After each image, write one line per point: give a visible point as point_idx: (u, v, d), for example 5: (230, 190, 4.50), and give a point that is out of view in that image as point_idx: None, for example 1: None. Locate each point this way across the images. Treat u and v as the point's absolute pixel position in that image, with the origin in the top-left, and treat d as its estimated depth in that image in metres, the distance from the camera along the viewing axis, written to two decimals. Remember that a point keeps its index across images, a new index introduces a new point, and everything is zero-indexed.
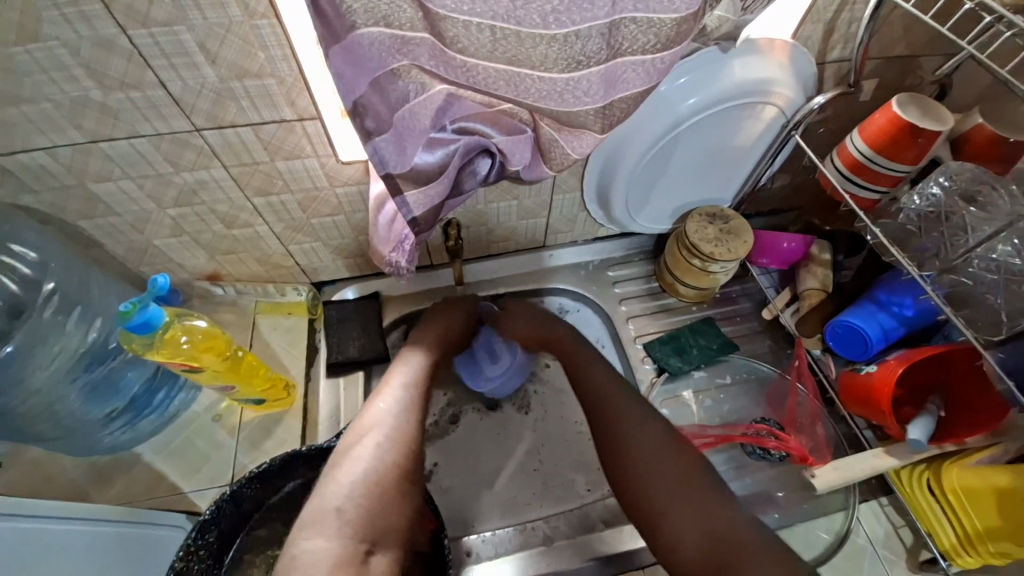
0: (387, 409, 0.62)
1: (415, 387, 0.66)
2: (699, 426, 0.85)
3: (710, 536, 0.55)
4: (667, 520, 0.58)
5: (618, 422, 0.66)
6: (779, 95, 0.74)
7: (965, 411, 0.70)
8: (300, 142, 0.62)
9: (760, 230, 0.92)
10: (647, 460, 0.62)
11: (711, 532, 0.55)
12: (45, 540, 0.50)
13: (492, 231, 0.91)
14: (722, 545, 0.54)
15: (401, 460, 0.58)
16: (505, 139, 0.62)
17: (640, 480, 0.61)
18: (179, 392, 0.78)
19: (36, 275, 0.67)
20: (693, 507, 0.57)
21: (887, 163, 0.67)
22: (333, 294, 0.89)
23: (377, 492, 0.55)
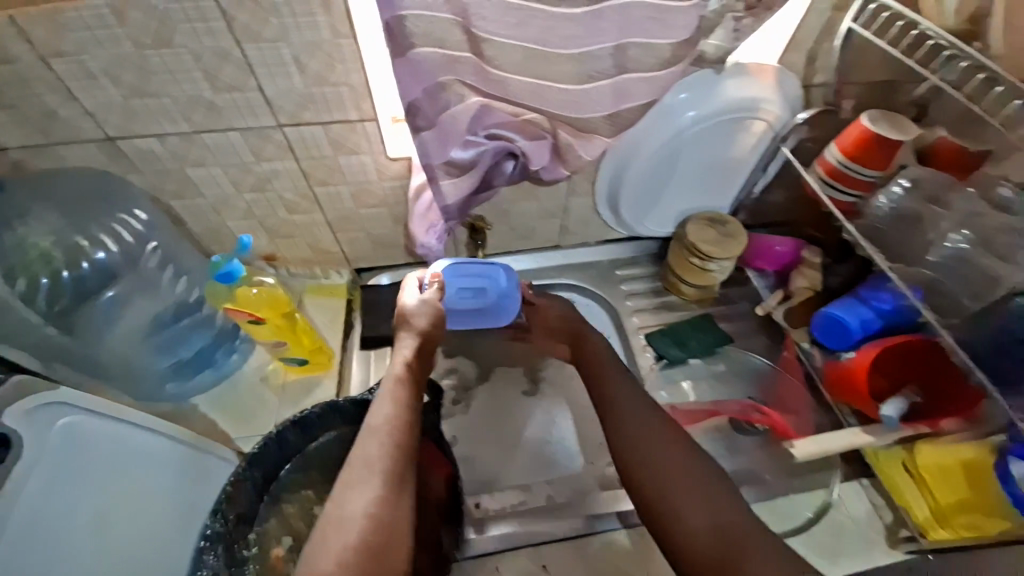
0: (364, 493, 0.57)
1: (392, 447, 0.61)
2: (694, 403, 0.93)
3: (713, 532, 0.63)
4: (676, 499, 0.66)
5: (642, 444, 0.72)
6: (768, 112, 0.84)
7: (944, 401, 0.76)
8: (358, 140, 0.75)
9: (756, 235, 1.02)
10: (681, 475, 0.68)
11: (717, 528, 0.63)
12: (125, 445, 0.64)
13: (514, 229, 1.02)
14: (726, 538, 0.62)
15: (371, 542, 0.54)
16: (528, 143, 0.74)
17: (679, 506, 0.66)
18: (236, 353, 0.89)
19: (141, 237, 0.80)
20: (753, 556, 0.60)
21: (861, 169, 0.75)
22: (370, 279, 1.00)
23: (358, 574, 0.52)
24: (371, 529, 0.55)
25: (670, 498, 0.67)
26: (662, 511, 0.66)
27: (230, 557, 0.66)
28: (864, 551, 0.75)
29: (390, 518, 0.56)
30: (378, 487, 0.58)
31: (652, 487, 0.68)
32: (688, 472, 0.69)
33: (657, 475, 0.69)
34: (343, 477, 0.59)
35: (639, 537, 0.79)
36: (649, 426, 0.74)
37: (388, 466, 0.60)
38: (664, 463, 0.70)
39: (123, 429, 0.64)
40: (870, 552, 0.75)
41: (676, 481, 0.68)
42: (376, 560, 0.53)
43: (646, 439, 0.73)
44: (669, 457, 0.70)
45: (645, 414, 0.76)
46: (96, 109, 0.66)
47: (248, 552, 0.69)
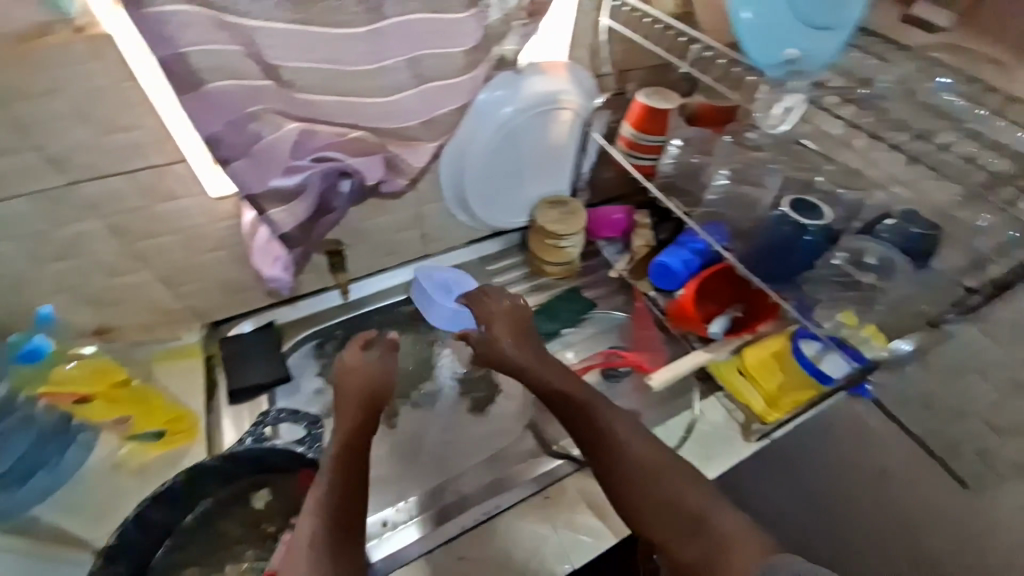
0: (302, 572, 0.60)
1: (325, 526, 0.64)
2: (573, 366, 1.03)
3: (694, 541, 0.66)
4: (651, 513, 0.69)
5: (625, 464, 0.73)
6: (569, 101, 0.95)
7: (755, 312, 0.96)
8: (172, 185, 0.72)
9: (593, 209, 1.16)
10: (658, 506, 0.69)
11: (694, 535, 0.66)
12: None
13: (376, 247, 1.03)
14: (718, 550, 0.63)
15: None
16: (357, 160, 0.76)
17: (653, 522, 0.69)
18: (73, 447, 0.77)
19: None
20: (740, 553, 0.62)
21: (646, 137, 0.89)
22: (230, 329, 0.94)
23: None
24: None
25: (648, 507, 0.69)
26: (670, 528, 0.68)
27: None
28: (730, 450, 0.87)
29: None
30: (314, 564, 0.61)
31: (638, 496, 0.70)
32: (663, 488, 0.70)
33: (644, 491, 0.70)
34: (288, 559, 0.63)
35: (542, 500, 0.83)
36: (644, 452, 0.73)
37: (324, 536, 0.64)
38: (648, 483, 0.71)
39: None
40: (735, 449, 0.87)
41: (667, 508, 0.69)
42: None
43: (630, 462, 0.73)
44: (659, 483, 0.70)
45: (640, 444, 0.74)
46: None
47: None
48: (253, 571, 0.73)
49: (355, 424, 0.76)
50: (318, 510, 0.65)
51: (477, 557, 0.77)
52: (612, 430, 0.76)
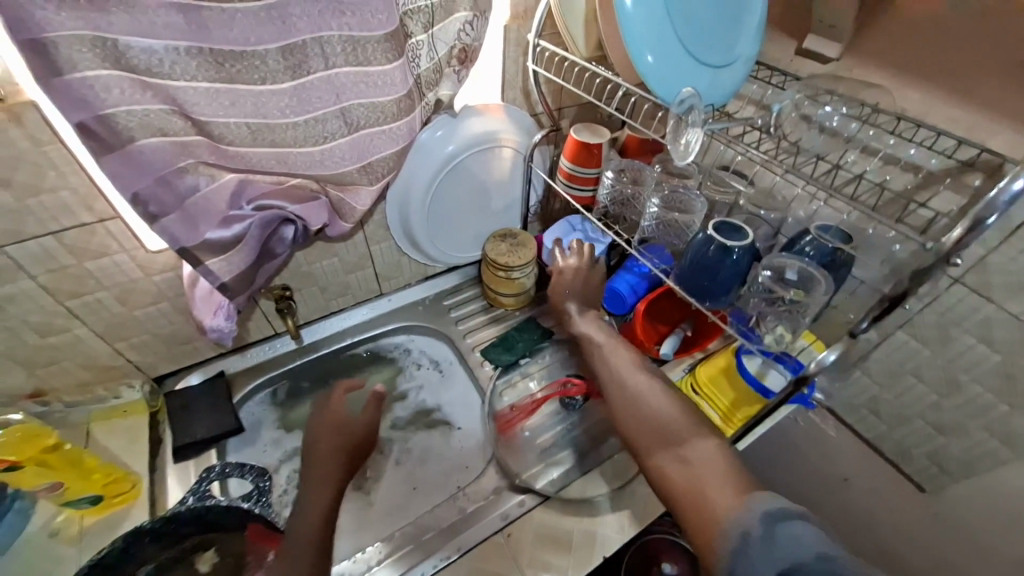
0: None
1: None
2: (532, 396, 1.04)
3: (686, 489, 0.58)
4: (674, 470, 0.61)
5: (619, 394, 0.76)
6: (508, 139, 0.99)
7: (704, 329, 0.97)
8: (105, 242, 0.71)
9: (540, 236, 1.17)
10: (666, 448, 0.64)
11: (687, 486, 0.58)
12: None
13: (326, 289, 1.03)
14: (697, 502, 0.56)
15: None
16: (298, 207, 0.78)
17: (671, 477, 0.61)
18: (10, 513, 0.73)
19: None
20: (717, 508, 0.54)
21: (582, 169, 0.92)
22: (176, 384, 0.93)
23: None
24: None
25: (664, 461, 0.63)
26: (655, 453, 0.66)
27: None
28: None
29: None
30: None
31: (641, 434, 0.69)
32: (675, 432, 0.66)
33: (633, 414, 0.72)
34: None
35: (504, 538, 0.81)
36: (648, 389, 0.74)
37: None
38: (660, 427, 0.68)
39: None
40: None
41: (666, 447, 0.65)
42: None
43: (649, 411, 0.70)
44: (659, 420, 0.69)
45: (646, 387, 0.75)
46: None
47: None
48: None
49: (328, 470, 0.71)
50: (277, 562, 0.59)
51: None
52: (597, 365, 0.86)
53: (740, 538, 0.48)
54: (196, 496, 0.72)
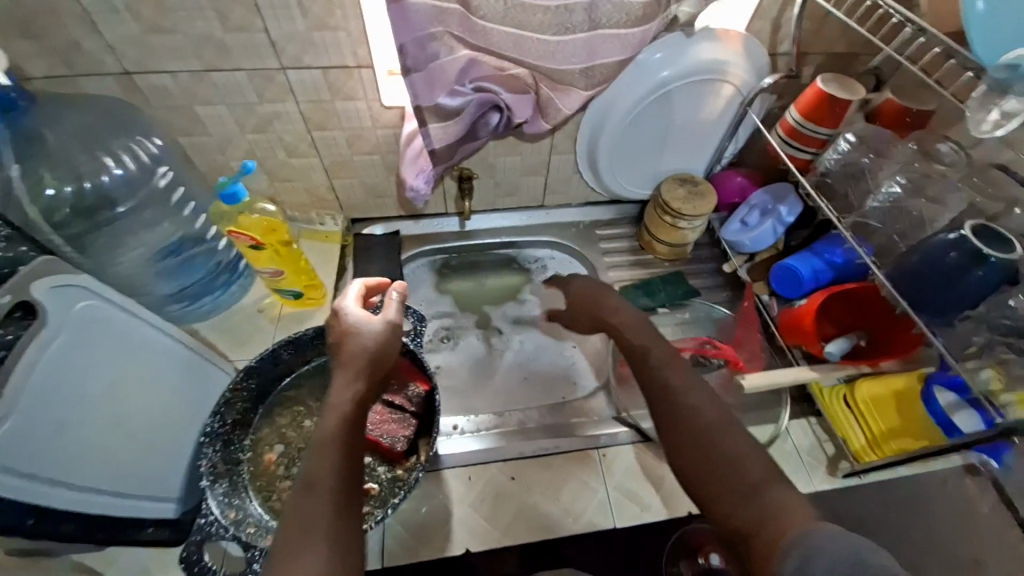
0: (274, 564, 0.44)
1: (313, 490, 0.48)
2: None
3: (757, 538, 0.42)
4: (723, 499, 0.46)
5: (678, 393, 0.56)
6: (735, 75, 0.91)
7: (883, 346, 0.85)
8: (354, 86, 0.82)
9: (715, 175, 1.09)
10: (714, 466, 0.48)
11: (747, 530, 0.43)
12: (136, 344, 0.71)
13: (500, 185, 1.08)
14: (756, 544, 0.42)
15: None
16: (511, 96, 0.81)
17: (718, 494, 0.47)
18: (234, 285, 0.95)
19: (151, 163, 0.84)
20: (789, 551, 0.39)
21: (814, 128, 0.84)
22: (364, 229, 1.08)
23: None
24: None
25: (705, 476, 0.48)
26: (721, 475, 0.47)
27: (228, 453, 0.77)
28: (806, 477, 0.85)
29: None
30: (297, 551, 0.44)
31: (694, 446, 0.50)
32: (737, 471, 0.47)
33: (687, 423, 0.52)
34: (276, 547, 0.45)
35: (599, 456, 0.87)
36: (704, 395, 0.55)
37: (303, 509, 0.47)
38: (715, 442, 0.50)
39: (136, 325, 0.70)
40: (811, 476, 0.86)
41: (716, 467, 0.48)
42: None
43: (682, 416, 0.53)
44: (726, 437, 0.50)
45: (703, 394, 0.55)
46: (118, 43, 0.71)
47: (242, 454, 0.79)
48: None
49: (350, 381, 0.58)
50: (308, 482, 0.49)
51: (530, 477, 0.84)
52: (647, 349, 0.62)
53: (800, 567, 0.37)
54: None
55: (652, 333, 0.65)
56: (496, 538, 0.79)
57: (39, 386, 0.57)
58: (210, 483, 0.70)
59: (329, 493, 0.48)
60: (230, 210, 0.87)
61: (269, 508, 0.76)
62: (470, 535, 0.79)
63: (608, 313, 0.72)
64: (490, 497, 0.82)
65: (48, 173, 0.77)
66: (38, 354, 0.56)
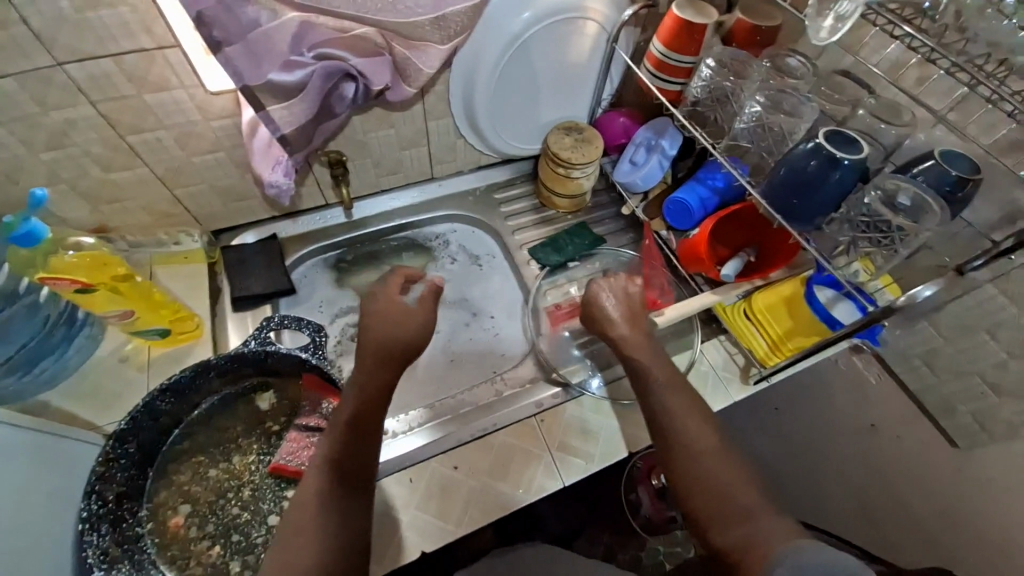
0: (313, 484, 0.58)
1: (335, 438, 0.61)
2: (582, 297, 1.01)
3: (739, 540, 0.54)
4: (720, 523, 0.56)
5: (673, 423, 0.65)
6: (595, 10, 0.88)
7: (771, 256, 0.89)
8: (164, 73, 0.67)
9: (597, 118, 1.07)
10: (710, 491, 0.59)
11: (742, 544, 0.54)
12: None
13: (380, 164, 0.98)
14: (737, 554, 0.53)
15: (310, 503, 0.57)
16: (361, 61, 0.71)
17: (710, 501, 0.58)
18: (79, 339, 0.78)
19: None
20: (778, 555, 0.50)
21: (676, 56, 0.82)
22: (231, 240, 0.94)
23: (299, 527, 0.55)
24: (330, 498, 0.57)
25: (694, 491, 0.60)
26: (718, 506, 0.57)
27: (120, 535, 0.65)
28: (724, 390, 0.90)
29: (333, 494, 0.57)
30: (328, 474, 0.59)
31: (692, 471, 0.61)
32: (731, 498, 0.58)
33: (688, 462, 0.62)
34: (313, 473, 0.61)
35: (538, 423, 0.85)
36: (697, 427, 0.65)
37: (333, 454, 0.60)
38: (705, 467, 0.61)
39: None
40: (728, 390, 0.90)
41: (706, 484, 0.59)
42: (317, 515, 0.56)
43: (686, 442, 0.63)
44: (718, 466, 0.61)
45: (699, 429, 0.64)
46: None
47: (141, 528, 0.67)
48: (258, 463, 0.74)
49: (371, 375, 0.66)
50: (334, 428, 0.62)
51: (474, 461, 0.81)
52: (646, 374, 0.71)
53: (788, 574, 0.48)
54: (258, 341, 0.75)
55: (664, 357, 0.73)
56: (450, 531, 0.75)
57: None
58: (104, 573, 0.60)
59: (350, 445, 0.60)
60: (34, 253, 0.69)
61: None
62: (422, 538, 0.74)
63: (617, 322, 0.77)
64: (436, 492, 0.77)
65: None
66: None
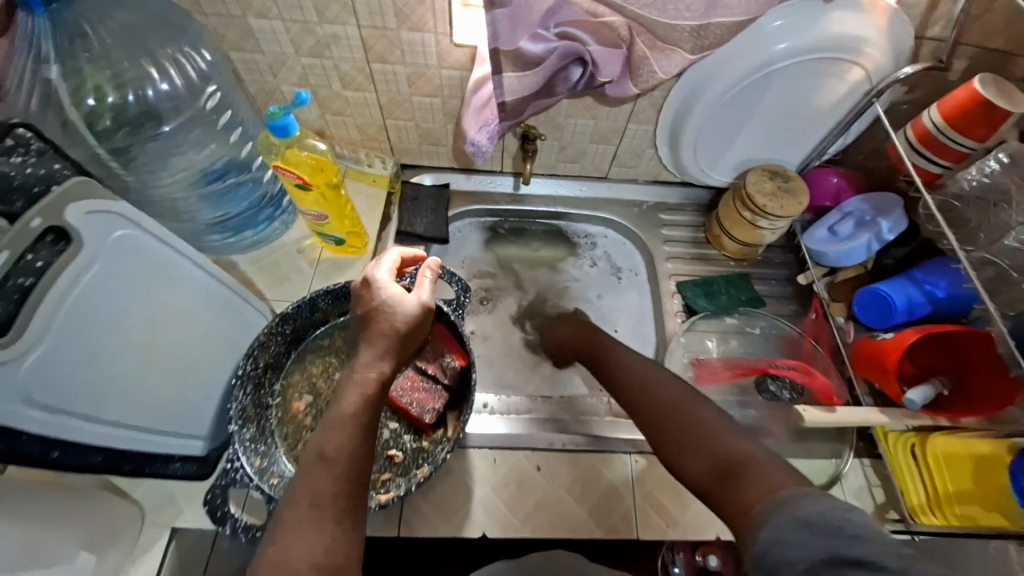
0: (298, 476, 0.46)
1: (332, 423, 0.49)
2: (735, 357, 0.93)
3: (728, 491, 0.43)
4: (707, 475, 0.45)
5: (660, 386, 0.57)
6: (869, 57, 0.76)
7: (971, 396, 0.74)
8: (424, 16, 0.72)
9: (809, 171, 0.96)
10: (689, 443, 0.48)
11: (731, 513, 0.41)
12: (176, 274, 0.66)
13: (565, 149, 0.98)
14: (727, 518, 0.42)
15: (302, 501, 0.44)
16: (599, 48, 0.70)
17: (693, 467, 0.47)
18: (278, 220, 0.89)
19: (205, 74, 0.76)
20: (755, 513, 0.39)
21: (957, 137, 0.69)
22: (413, 176, 1.01)
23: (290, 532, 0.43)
24: (322, 491, 0.45)
25: (672, 445, 0.50)
26: (702, 454, 0.47)
27: (257, 398, 0.73)
28: None
29: (325, 485, 0.45)
30: (317, 461, 0.47)
31: (660, 426, 0.52)
32: (706, 441, 0.47)
33: (663, 419, 0.52)
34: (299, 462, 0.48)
35: (632, 462, 0.81)
36: (672, 387, 0.56)
37: (323, 439, 0.48)
38: (683, 417, 0.51)
39: (174, 257, 0.65)
40: None
41: (683, 437, 0.49)
42: (312, 521, 0.43)
43: (659, 406, 0.54)
44: (699, 415, 0.50)
45: (672, 390, 0.55)
46: None
47: (272, 400, 0.76)
48: None
49: (376, 350, 0.55)
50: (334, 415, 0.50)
51: (558, 471, 0.79)
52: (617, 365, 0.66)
53: (762, 526, 0.38)
54: None
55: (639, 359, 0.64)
56: (515, 527, 0.75)
57: (67, 313, 0.52)
58: (239, 428, 0.67)
59: (345, 427, 0.49)
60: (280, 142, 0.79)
61: (295, 459, 0.73)
62: (487, 520, 0.75)
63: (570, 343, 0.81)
64: (513, 483, 0.78)
65: (93, 73, 0.69)
66: (71, 282, 0.52)
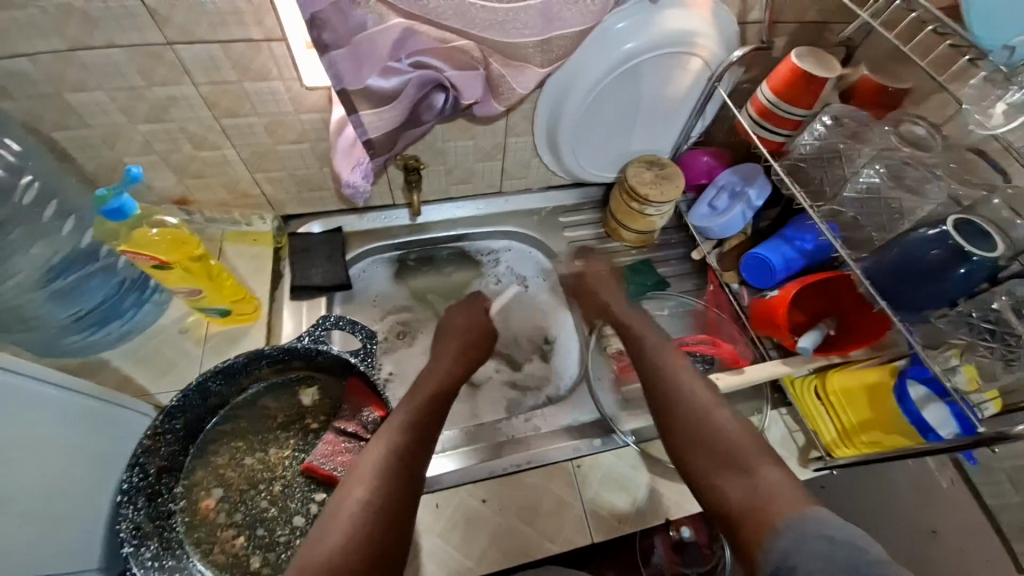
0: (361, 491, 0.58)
1: (389, 450, 0.62)
2: None
3: (746, 490, 0.56)
4: (711, 459, 0.62)
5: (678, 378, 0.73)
6: (704, 47, 0.82)
7: (852, 331, 0.81)
8: (267, 64, 0.68)
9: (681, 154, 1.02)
10: (704, 436, 0.64)
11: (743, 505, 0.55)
12: (24, 400, 0.54)
13: (452, 172, 0.97)
14: (751, 507, 0.54)
15: (371, 506, 0.57)
16: (456, 73, 0.69)
17: (696, 458, 0.63)
18: (149, 303, 0.82)
19: (18, 163, 0.69)
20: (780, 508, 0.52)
21: (788, 108, 0.77)
22: (299, 227, 0.95)
23: (351, 532, 0.54)
24: (380, 497, 0.57)
25: (677, 426, 0.68)
26: (712, 447, 0.63)
27: (153, 510, 0.66)
28: None
29: (389, 498, 0.58)
30: (380, 478, 0.59)
31: (691, 417, 0.67)
32: (721, 443, 0.62)
33: (683, 412, 0.68)
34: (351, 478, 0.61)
35: (574, 468, 0.81)
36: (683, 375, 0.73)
37: (385, 461, 0.61)
38: (690, 407, 0.68)
39: (18, 380, 0.53)
40: None
41: (698, 430, 0.65)
42: (374, 523, 0.55)
43: (670, 385, 0.72)
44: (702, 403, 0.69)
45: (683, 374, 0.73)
46: None
47: (175, 505, 0.69)
48: (292, 460, 0.74)
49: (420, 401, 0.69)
50: (391, 445, 0.63)
51: (504, 499, 0.78)
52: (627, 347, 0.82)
53: (790, 524, 0.49)
54: (311, 338, 0.74)
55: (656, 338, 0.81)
56: (470, 568, 0.72)
57: None
58: (134, 549, 0.61)
59: (405, 456, 0.62)
60: (121, 225, 0.72)
61: (212, 563, 0.67)
62: (440, 569, 0.72)
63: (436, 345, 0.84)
64: (460, 524, 0.75)
65: None
66: None
